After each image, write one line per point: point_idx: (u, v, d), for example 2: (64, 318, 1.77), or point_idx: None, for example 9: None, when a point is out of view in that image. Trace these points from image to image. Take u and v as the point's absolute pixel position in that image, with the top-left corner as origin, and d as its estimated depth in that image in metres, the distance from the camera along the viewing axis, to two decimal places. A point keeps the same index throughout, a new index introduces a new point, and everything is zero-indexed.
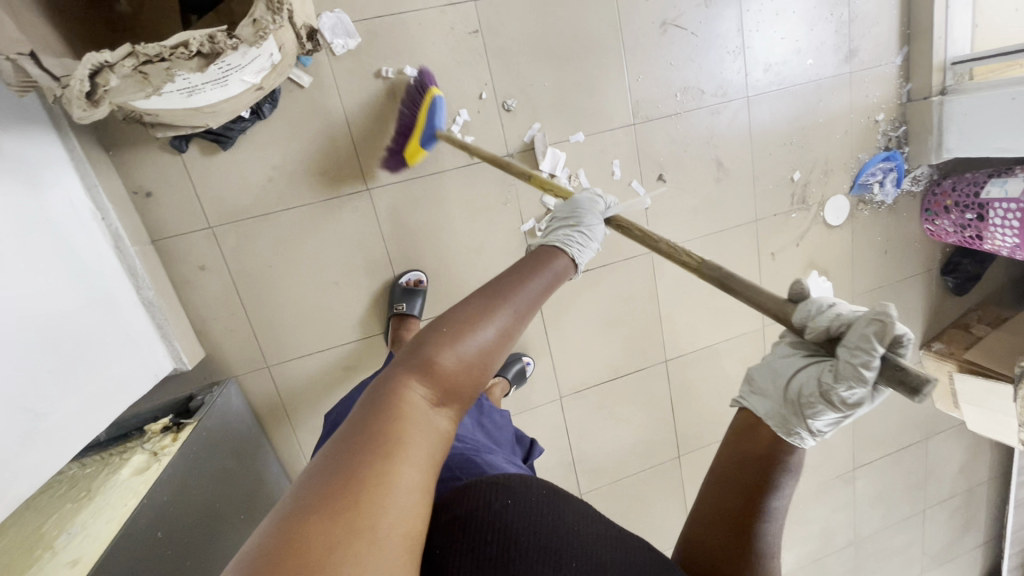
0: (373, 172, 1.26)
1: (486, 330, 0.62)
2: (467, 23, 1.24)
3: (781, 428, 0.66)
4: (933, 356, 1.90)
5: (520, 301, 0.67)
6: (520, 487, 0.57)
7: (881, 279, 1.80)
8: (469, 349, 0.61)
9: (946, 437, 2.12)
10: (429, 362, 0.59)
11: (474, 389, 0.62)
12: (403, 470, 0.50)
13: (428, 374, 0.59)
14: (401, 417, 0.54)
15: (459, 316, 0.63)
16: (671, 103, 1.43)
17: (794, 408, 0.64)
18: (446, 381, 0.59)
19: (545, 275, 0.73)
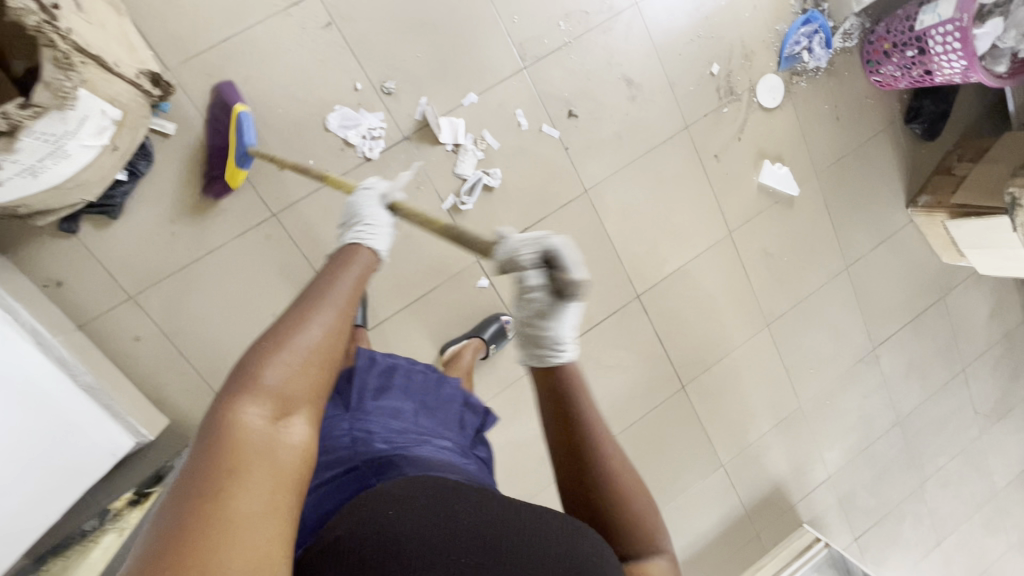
0: (274, 195, 1.23)
1: (309, 335, 0.61)
2: (316, 18, 1.19)
3: (534, 360, 0.75)
4: (923, 211, 1.77)
5: (341, 296, 0.67)
6: (408, 496, 0.60)
7: (841, 147, 1.69)
8: (297, 358, 0.59)
9: (963, 289, 2.00)
10: (255, 376, 0.56)
11: (315, 390, 0.61)
12: (238, 506, 0.47)
13: (256, 392, 0.55)
14: (233, 448, 0.51)
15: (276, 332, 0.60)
16: (557, 34, 1.36)
17: (528, 339, 0.74)
18: (280, 395, 0.57)
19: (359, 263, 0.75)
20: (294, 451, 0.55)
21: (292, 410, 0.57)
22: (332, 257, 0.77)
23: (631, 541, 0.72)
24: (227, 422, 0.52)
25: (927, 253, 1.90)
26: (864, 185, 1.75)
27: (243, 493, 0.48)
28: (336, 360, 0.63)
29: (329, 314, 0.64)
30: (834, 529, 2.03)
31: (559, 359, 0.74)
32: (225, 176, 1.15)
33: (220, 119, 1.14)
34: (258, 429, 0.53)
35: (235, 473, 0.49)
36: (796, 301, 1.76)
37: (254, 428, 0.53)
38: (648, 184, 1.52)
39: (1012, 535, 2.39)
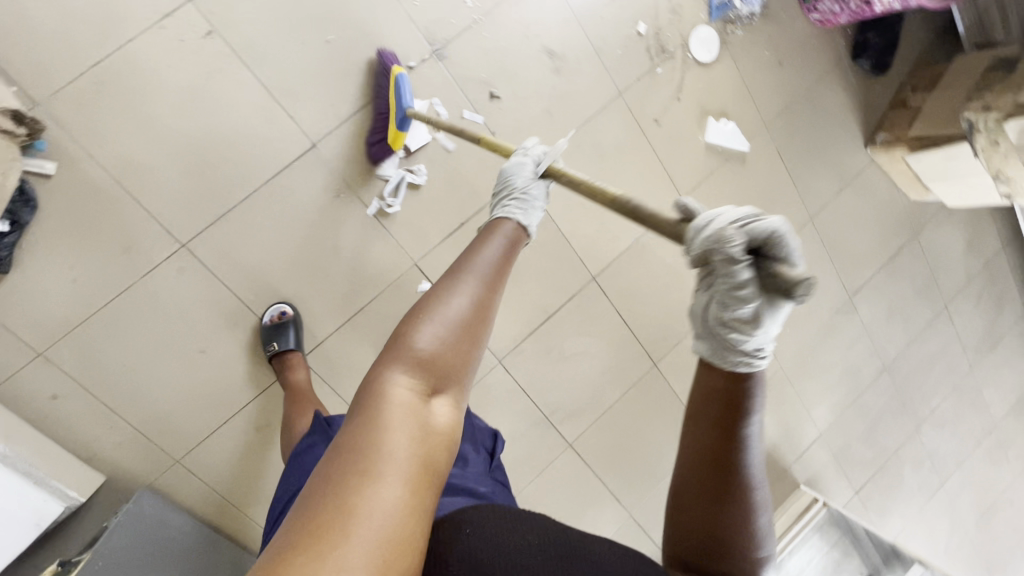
0: (181, 224, 1.14)
1: (457, 307, 0.61)
2: (194, 27, 1.09)
3: (724, 362, 0.67)
4: (882, 149, 1.69)
5: (488, 271, 0.66)
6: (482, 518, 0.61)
7: (790, 93, 1.61)
8: (448, 330, 0.59)
9: (935, 224, 1.93)
10: (410, 347, 0.58)
11: (463, 367, 0.60)
12: (386, 474, 0.48)
13: (412, 361, 0.56)
14: (383, 413, 0.52)
15: (430, 301, 0.61)
16: (465, 12, 1.26)
17: (719, 342, 0.67)
18: (428, 366, 0.57)
19: (505, 233, 0.74)
20: (437, 426, 0.54)
21: (439, 385, 0.57)
22: (483, 226, 0.77)
23: (735, 559, 0.67)
24: (381, 388, 0.54)
25: (894, 192, 1.83)
26: (819, 130, 1.67)
27: (392, 461, 0.49)
28: (480, 339, 0.62)
29: (475, 288, 0.64)
30: (832, 486, 1.98)
31: (747, 366, 0.66)
32: (388, 140, 1.20)
33: (381, 84, 1.19)
34: (406, 398, 0.54)
35: (382, 440, 0.50)
36: None
37: (401, 396, 0.54)
38: (588, 159, 1.43)
39: (1013, 465, 2.35)
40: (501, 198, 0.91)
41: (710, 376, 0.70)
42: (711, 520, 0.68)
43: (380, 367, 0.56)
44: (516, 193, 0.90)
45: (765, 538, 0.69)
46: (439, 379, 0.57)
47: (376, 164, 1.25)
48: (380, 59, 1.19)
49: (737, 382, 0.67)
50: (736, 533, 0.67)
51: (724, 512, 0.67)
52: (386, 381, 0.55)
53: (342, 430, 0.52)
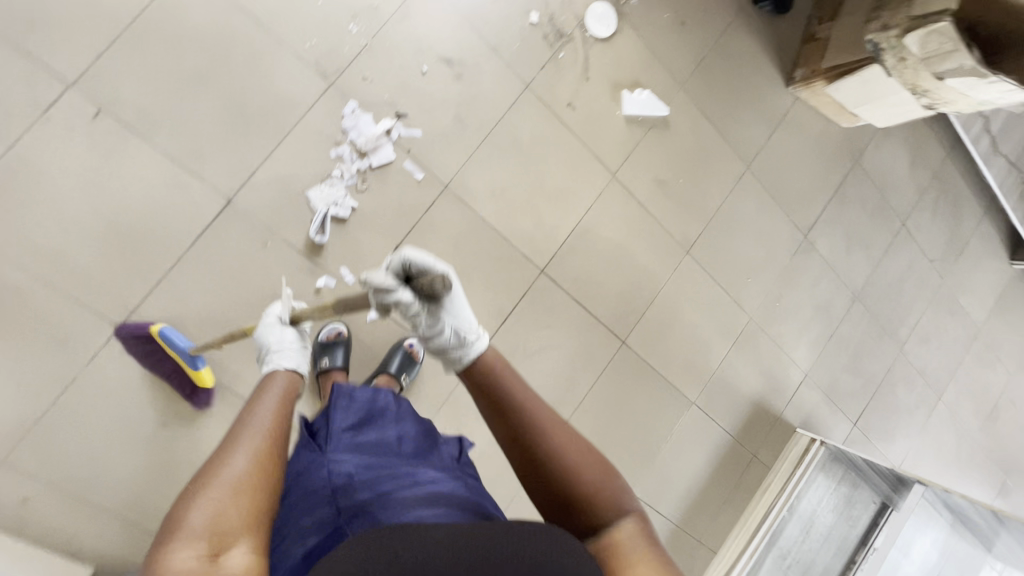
0: (113, 304, 1.14)
1: (238, 460, 0.62)
2: (83, 111, 1.10)
3: (453, 360, 0.89)
4: (802, 85, 1.69)
5: (266, 424, 0.69)
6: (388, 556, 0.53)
7: (699, 50, 1.61)
8: (228, 486, 0.59)
9: (874, 147, 1.93)
10: (183, 523, 0.56)
11: (256, 518, 0.59)
12: None
13: (189, 531, 0.55)
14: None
15: (208, 465, 0.61)
16: (352, 39, 1.26)
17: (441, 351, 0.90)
18: (210, 529, 0.56)
19: (271, 392, 0.79)
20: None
21: (228, 544, 0.56)
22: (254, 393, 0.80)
23: (590, 509, 0.72)
24: (160, 574, 0.52)
25: (826, 124, 1.83)
26: (736, 79, 1.67)
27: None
28: (271, 485, 0.63)
29: (252, 441, 0.66)
30: (828, 423, 1.98)
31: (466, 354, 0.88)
32: (197, 384, 1.19)
33: (149, 349, 1.17)
34: (191, 570, 0.53)
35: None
36: (708, 217, 1.68)
37: (185, 570, 0.52)
38: (509, 156, 1.43)
39: (1007, 364, 2.35)
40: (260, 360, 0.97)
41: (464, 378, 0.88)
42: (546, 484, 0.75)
43: (159, 552, 0.54)
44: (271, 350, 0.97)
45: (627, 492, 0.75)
46: (228, 537, 0.56)
47: (201, 406, 1.22)
48: (123, 332, 1.14)
49: (475, 373, 0.86)
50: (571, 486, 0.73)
51: (552, 473, 0.74)
52: (165, 565, 0.53)
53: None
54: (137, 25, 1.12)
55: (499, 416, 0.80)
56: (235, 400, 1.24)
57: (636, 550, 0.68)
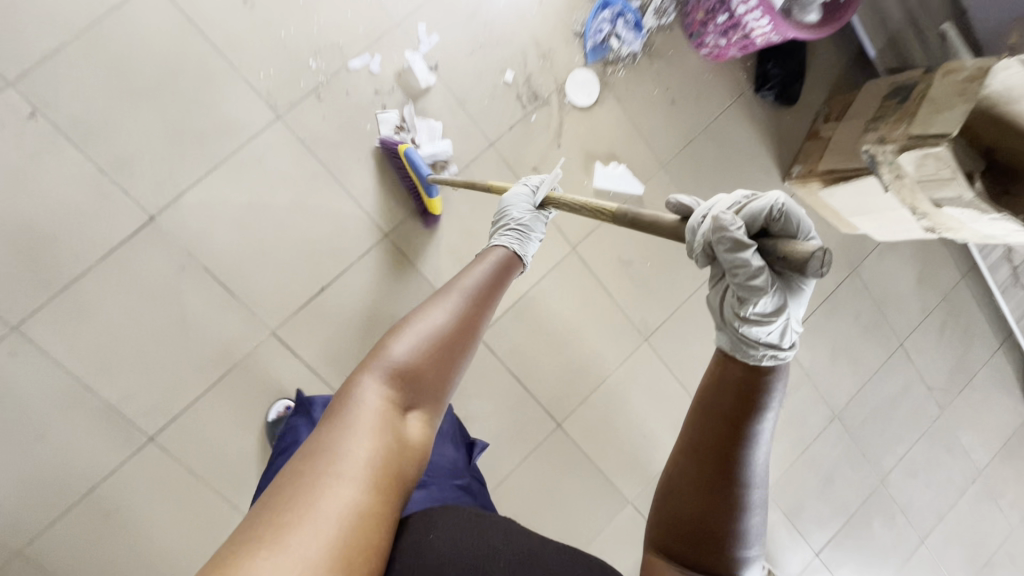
0: (9, 306, 1.12)
1: (439, 324, 0.68)
2: (16, 109, 1.09)
3: (735, 349, 0.73)
4: (798, 182, 1.56)
5: (476, 292, 0.74)
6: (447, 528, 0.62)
7: (688, 129, 1.51)
8: (414, 348, 0.65)
9: (878, 257, 1.78)
10: (384, 361, 0.63)
11: (439, 381, 0.66)
12: (347, 458, 0.54)
13: (384, 378, 0.63)
14: (358, 419, 0.57)
15: (419, 318, 0.69)
16: (310, 74, 1.23)
17: (741, 339, 0.73)
18: (404, 374, 0.63)
19: (493, 261, 0.82)
20: (408, 441, 0.60)
21: (411, 394, 0.63)
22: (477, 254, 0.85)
23: (715, 551, 0.68)
24: (356, 391, 0.60)
25: (823, 225, 1.70)
26: (727, 166, 1.56)
27: (356, 451, 0.55)
28: (462, 352, 0.69)
29: (455, 309, 0.70)
30: (786, 550, 1.77)
31: (771, 359, 0.71)
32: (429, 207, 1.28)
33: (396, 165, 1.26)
34: (377, 399, 0.60)
35: (351, 434, 0.56)
36: (674, 305, 1.56)
37: (377, 409, 0.60)
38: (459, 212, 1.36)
39: (1011, 517, 2.08)
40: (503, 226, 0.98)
41: (731, 370, 0.73)
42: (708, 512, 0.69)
43: (360, 372, 0.63)
44: (514, 224, 0.98)
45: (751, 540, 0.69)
46: (410, 387, 0.63)
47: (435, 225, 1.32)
48: (386, 145, 1.25)
49: (751, 381, 0.71)
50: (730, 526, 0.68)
51: (727, 511, 0.68)
52: (362, 386, 0.61)
53: (319, 437, 0.57)
54: (90, 33, 1.11)
55: (725, 421, 0.70)
56: (122, 422, 1.18)
57: None
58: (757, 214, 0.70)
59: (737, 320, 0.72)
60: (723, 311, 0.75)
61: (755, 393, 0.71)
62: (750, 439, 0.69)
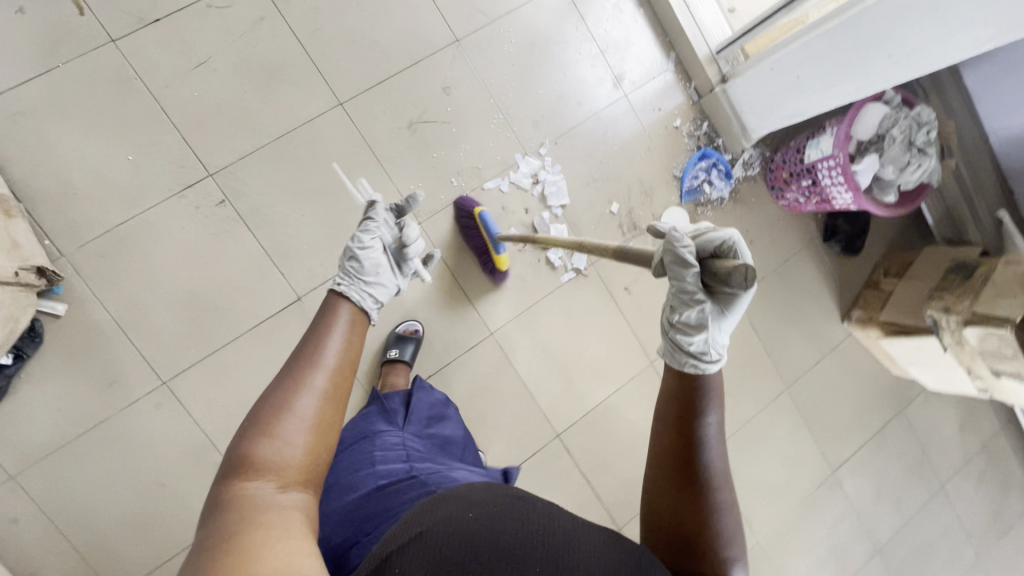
0: (165, 363, 1.25)
1: (301, 401, 0.71)
2: (210, 196, 1.27)
3: (669, 355, 0.81)
4: (858, 326, 1.71)
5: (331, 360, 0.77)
6: (483, 511, 0.63)
7: (762, 267, 1.68)
8: (274, 430, 0.67)
9: (923, 400, 1.89)
10: (246, 459, 0.65)
11: (318, 452, 0.70)
12: (250, 550, 0.55)
13: (251, 469, 0.65)
14: (245, 519, 0.59)
15: (271, 403, 0.70)
16: (450, 190, 1.41)
17: (673, 345, 0.80)
18: (276, 461, 0.66)
19: (338, 324, 0.84)
20: (294, 513, 0.63)
21: (290, 477, 0.66)
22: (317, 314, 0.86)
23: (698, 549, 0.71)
24: (235, 497, 0.62)
25: (875, 365, 1.82)
26: (792, 303, 1.72)
27: (254, 541, 0.56)
28: (332, 420, 0.74)
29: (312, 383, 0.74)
30: None
31: (696, 367, 0.78)
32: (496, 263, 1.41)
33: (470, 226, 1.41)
34: (260, 493, 0.63)
35: (244, 531, 0.58)
36: (735, 425, 1.67)
37: (255, 503, 0.62)
38: (556, 320, 1.51)
39: None
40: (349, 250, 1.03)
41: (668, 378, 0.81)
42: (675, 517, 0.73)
43: (232, 480, 0.64)
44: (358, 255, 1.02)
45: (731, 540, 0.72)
46: (289, 470, 0.66)
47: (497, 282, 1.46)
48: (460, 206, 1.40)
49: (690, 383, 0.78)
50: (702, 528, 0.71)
51: (693, 512, 0.72)
52: (238, 491, 0.63)
53: (196, 551, 0.57)
54: (281, 139, 1.31)
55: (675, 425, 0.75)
56: None
57: None
58: (707, 244, 0.80)
59: (671, 329, 0.81)
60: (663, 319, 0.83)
61: (700, 394, 0.77)
62: (704, 441, 0.74)
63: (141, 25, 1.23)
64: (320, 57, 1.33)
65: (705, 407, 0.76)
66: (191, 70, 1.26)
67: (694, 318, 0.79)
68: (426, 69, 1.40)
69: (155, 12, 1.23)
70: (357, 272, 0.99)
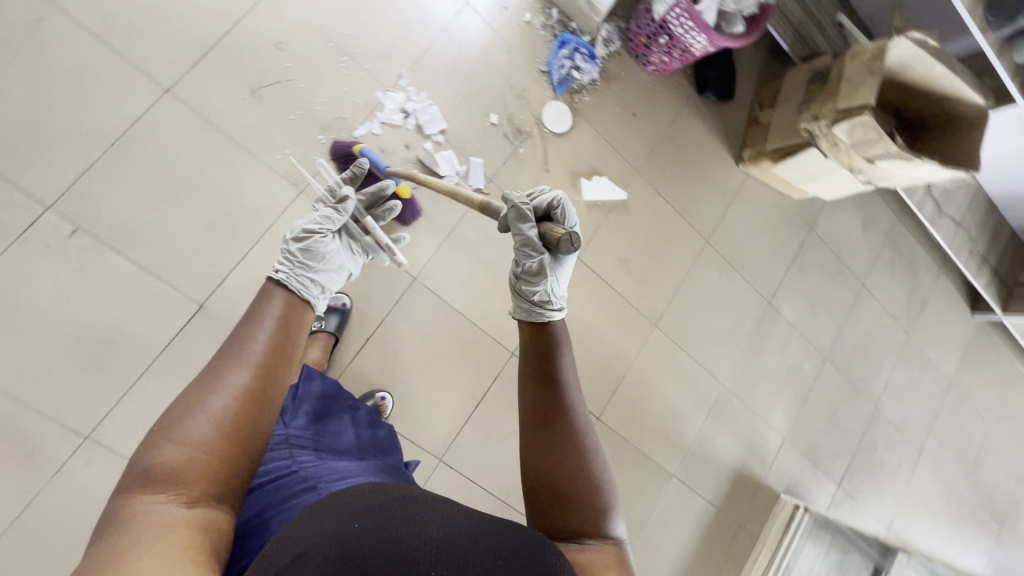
0: (81, 417, 1.15)
1: (214, 401, 0.69)
2: (59, 230, 1.15)
3: (520, 310, 0.94)
4: (751, 164, 1.81)
5: (249, 363, 0.76)
6: (384, 522, 0.59)
7: (651, 136, 1.72)
8: (182, 432, 0.66)
9: (827, 214, 2.04)
10: (153, 468, 0.63)
11: (233, 457, 0.68)
12: (133, 565, 0.52)
13: (155, 478, 0.62)
14: (137, 532, 0.57)
15: (185, 403, 0.69)
16: (321, 147, 1.34)
17: (521, 298, 0.94)
18: (185, 468, 0.64)
19: (261, 327, 0.82)
20: (193, 526, 0.60)
21: (197, 484, 0.63)
22: (243, 318, 0.84)
23: (572, 504, 0.75)
24: (134, 508, 0.60)
25: (777, 195, 1.94)
26: (689, 161, 1.78)
27: (141, 557, 0.53)
28: (254, 424, 0.71)
29: (228, 386, 0.72)
30: (812, 487, 1.96)
31: (546, 315, 0.91)
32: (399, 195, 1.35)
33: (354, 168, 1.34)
34: (158, 505, 0.60)
35: (132, 545, 0.55)
36: (672, 289, 1.74)
37: (152, 512, 0.59)
38: (474, 245, 1.50)
39: (984, 415, 2.36)
40: (288, 244, 1.03)
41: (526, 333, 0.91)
42: (550, 468, 0.78)
43: (136, 489, 0.62)
44: (305, 248, 1.03)
45: (600, 481, 0.78)
46: (197, 476, 0.64)
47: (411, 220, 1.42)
48: (337, 150, 1.33)
49: (544, 332, 0.88)
50: (572, 475, 0.77)
51: (563, 461, 0.78)
52: (139, 501, 0.61)
53: (85, 563, 0.55)
54: (116, 146, 1.19)
55: (539, 383, 0.83)
56: None
57: (601, 552, 0.73)
58: (541, 208, 0.96)
59: (519, 283, 0.96)
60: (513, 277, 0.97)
61: (550, 343, 0.86)
62: (565, 386, 0.82)
63: None
64: (124, 47, 1.20)
65: (557, 355, 0.85)
66: None
67: (534, 267, 0.93)
68: (249, 29, 1.29)
69: None
70: (304, 262, 1.01)
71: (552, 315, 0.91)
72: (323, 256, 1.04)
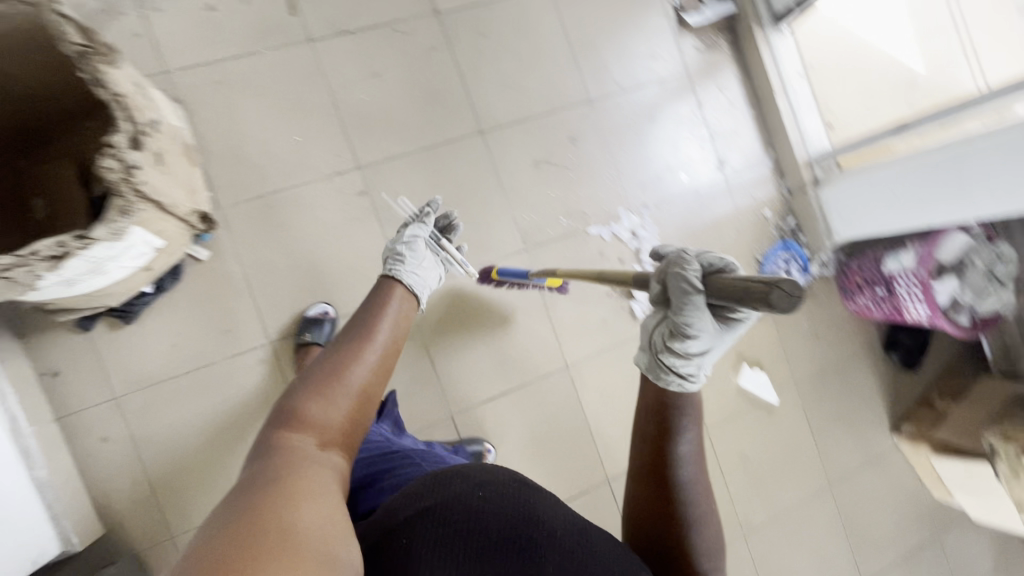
0: (278, 325, 1.34)
1: (352, 369, 0.78)
2: (354, 187, 1.41)
3: (652, 371, 0.83)
4: (906, 440, 1.76)
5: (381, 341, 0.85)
6: (496, 497, 0.67)
7: (823, 362, 1.75)
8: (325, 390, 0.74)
9: (960, 531, 1.88)
10: (298, 415, 0.72)
11: (357, 420, 0.76)
12: (296, 486, 0.61)
13: (300, 423, 0.71)
14: (290, 462, 0.65)
15: (328, 365, 0.78)
16: (558, 227, 1.54)
17: (657, 360, 0.82)
18: (322, 420, 0.72)
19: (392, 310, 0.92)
20: (329, 468, 0.68)
21: (330, 436, 0.72)
22: (373, 299, 0.94)
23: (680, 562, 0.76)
24: (283, 443, 0.68)
25: (917, 483, 1.84)
26: (847, 403, 1.77)
27: (299, 481, 0.62)
28: (375, 396, 0.80)
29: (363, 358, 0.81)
30: None
31: (676, 385, 0.81)
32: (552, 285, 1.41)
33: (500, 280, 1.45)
34: (302, 444, 0.69)
35: (289, 470, 0.63)
36: (776, 511, 1.68)
37: (299, 448, 0.68)
38: (627, 368, 1.58)
39: None
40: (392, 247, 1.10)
41: (649, 390, 0.84)
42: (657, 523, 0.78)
43: (283, 428, 0.70)
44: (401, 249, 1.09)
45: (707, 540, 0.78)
46: (332, 430, 0.72)
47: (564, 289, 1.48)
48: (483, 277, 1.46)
49: (665, 397, 0.82)
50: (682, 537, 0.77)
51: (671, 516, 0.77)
52: (286, 439, 0.69)
53: (246, 478, 0.62)
54: (425, 151, 1.46)
55: (651, 443, 0.80)
56: None
57: None
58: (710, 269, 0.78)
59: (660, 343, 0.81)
60: (654, 331, 0.83)
61: (670, 408, 0.81)
62: (677, 453, 0.79)
63: (337, 33, 1.41)
64: (473, 90, 1.51)
65: (679, 426, 0.80)
66: (364, 78, 1.43)
67: (687, 335, 0.77)
68: (559, 120, 1.57)
69: (350, 24, 1.42)
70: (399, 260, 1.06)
71: (684, 386, 0.81)
72: (422, 261, 1.07)
